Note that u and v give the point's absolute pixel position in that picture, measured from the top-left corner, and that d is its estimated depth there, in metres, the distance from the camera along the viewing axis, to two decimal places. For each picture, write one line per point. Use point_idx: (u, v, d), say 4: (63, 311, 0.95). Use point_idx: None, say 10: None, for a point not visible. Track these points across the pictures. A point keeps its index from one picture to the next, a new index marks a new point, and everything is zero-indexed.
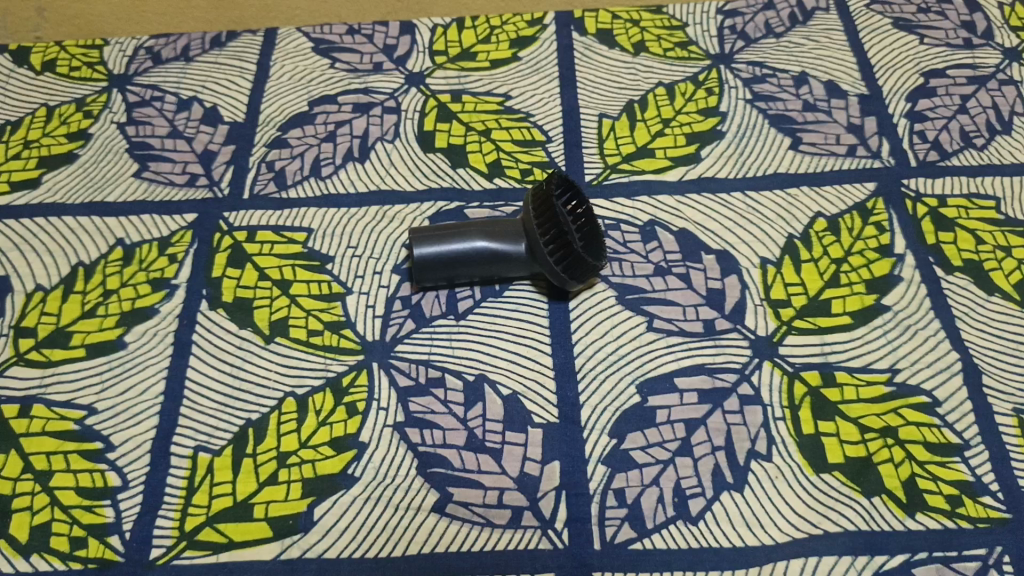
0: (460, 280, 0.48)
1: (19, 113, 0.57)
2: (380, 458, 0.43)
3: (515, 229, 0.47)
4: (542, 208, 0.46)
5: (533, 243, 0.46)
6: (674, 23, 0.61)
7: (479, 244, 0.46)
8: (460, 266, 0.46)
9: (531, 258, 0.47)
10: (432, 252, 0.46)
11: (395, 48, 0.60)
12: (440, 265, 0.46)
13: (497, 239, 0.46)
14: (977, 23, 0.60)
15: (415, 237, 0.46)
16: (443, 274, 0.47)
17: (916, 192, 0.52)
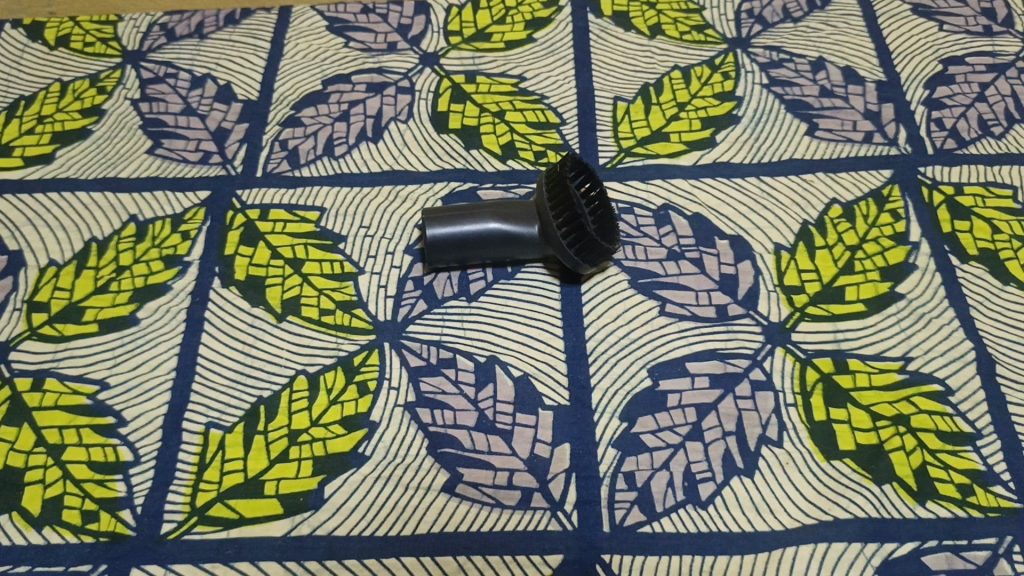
0: (472, 262, 0.47)
1: (33, 89, 0.57)
2: (390, 437, 0.43)
3: (528, 211, 0.47)
4: (556, 190, 0.46)
5: (546, 225, 0.46)
6: (691, 5, 0.60)
7: (492, 225, 0.46)
8: (472, 247, 0.46)
9: (544, 241, 0.46)
10: (445, 232, 0.46)
11: (409, 27, 0.60)
12: (453, 247, 0.46)
13: (510, 221, 0.46)
14: (998, 10, 0.60)
15: (428, 218, 0.46)
16: (455, 255, 0.47)
17: (933, 179, 0.51)
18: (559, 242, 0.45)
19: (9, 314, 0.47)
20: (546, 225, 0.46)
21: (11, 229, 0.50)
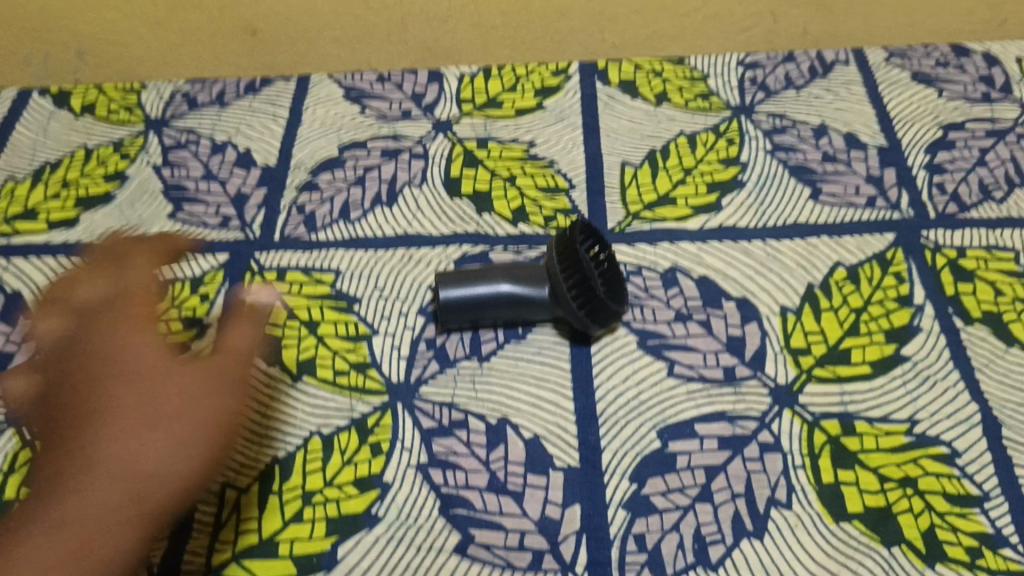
0: (483, 323, 0.49)
1: (60, 155, 0.60)
2: (403, 498, 0.44)
3: (537, 272, 0.48)
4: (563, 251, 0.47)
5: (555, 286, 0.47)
6: (696, 74, 0.63)
7: (504, 286, 0.47)
8: (483, 309, 0.47)
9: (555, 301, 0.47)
10: (456, 294, 0.47)
11: (423, 95, 0.62)
12: (464, 309, 0.47)
13: (520, 283, 0.47)
14: (996, 77, 0.62)
15: (440, 280, 0.47)
16: (466, 316, 0.48)
17: (935, 243, 0.52)
18: (570, 303, 0.46)
19: None
20: (556, 286, 0.47)
21: (35, 291, 0.52)
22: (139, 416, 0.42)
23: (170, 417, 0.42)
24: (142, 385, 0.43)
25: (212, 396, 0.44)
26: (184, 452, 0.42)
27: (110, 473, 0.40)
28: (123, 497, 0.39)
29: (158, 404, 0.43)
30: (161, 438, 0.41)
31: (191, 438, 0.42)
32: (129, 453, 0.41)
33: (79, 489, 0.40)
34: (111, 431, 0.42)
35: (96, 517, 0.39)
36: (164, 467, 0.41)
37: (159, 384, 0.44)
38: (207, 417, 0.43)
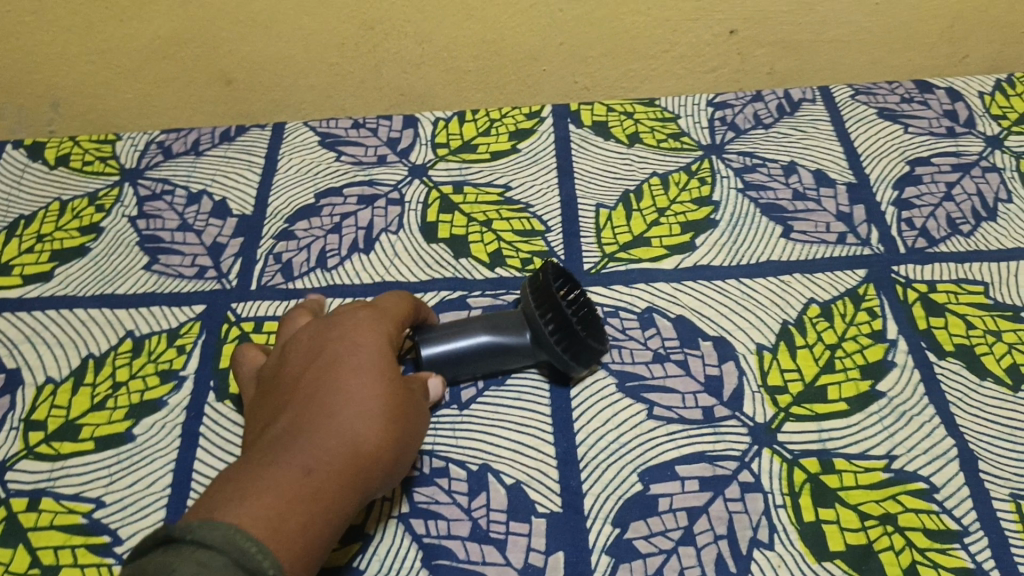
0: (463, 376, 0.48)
1: (34, 208, 0.59)
2: (385, 550, 0.43)
3: (517, 321, 0.48)
4: (540, 296, 0.47)
5: (537, 333, 0.47)
6: (666, 115, 0.64)
7: (481, 338, 0.47)
8: (465, 360, 0.47)
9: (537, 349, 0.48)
10: (433, 349, 0.47)
11: (398, 141, 0.63)
12: (447, 362, 0.47)
13: (500, 331, 0.48)
14: (959, 111, 0.63)
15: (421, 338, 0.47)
16: (448, 370, 0.47)
17: (906, 278, 0.53)
18: (553, 348, 0.46)
19: (6, 434, 0.47)
20: (538, 333, 0.47)
21: (9, 347, 0.51)
22: (368, 411, 0.37)
23: (400, 434, 0.38)
24: (364, 378, 0.38)
25: (422, 414, 0.41)
26: (393, 457, 0.37)
27: (333, 467, 0.35)
28: (335, 494, 0.35)
29: (366, 397, 0.37)
30: (371, 435, 0.36)
31: (401, 450, 0.38)
32: (353, 431, 0.36)
33: (326, 430, 0.36)
34: (325, 437, 0.36)
35: (329, 468, 0.35)
36: (370, 464, 0.36)
37: (403, 386, 0.39)
38: (412, 402, 0.39)
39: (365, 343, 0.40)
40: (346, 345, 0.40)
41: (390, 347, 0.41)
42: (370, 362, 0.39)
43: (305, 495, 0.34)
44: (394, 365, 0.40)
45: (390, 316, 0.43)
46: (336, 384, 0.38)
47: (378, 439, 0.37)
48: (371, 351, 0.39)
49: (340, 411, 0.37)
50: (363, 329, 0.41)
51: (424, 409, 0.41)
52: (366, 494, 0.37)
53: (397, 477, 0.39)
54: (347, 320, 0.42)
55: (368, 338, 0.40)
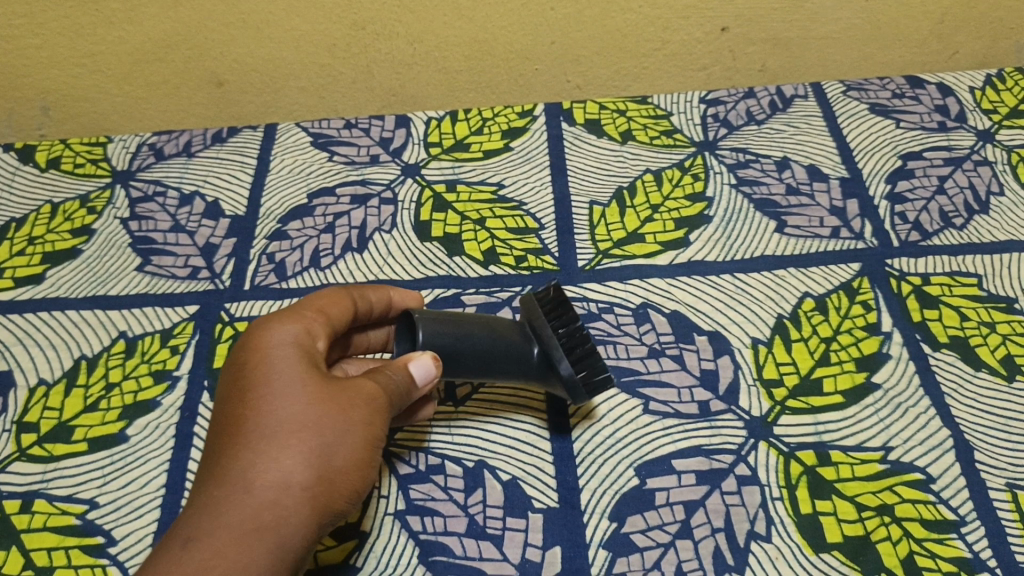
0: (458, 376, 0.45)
1: (25, 211, 0.59)
2: (381, 547, 0.43)
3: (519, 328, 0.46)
4: (554, 314, 0.46)
5: (545, 346, 0.45)
6: (659, 112, 0.64)
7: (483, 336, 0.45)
8: (468, 354, 0.44)
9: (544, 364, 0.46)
10: (440, 340, 0.43)
11: (391, 140, 0.63)
12: (446, 352, 0.44)
13: (505, 333, 0.46)
14: (951, 106, 0.63)
15: (420, 318, 0.44)
16: (446, 363, 0.44)
17: (900, 271, 0.53)
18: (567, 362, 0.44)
19: None
20: (547, 347, 0.45)
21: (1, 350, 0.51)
22: (280, 439, 0.38)
23: (321, 448, 0.38)
24: (273, 404, 0.39)
25: (356, 410, 0.40)
26: (318, 475, 0.38)
27: (249, 505, 0.37)
28: (256, 530, 0.36)
29: (273, 426, 0.38)
30: (283, 465, 0.38)
31: (330, 462, 0.39)
32: (264, 470, 0.37)
33: (236, 469, 0.37)
34: (238, 473, 0.37)
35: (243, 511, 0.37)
36: (294, 491, 0.37)
37: (321, 394, 0.39)
38: (337, 410, 0.39)
39: (273, 357, 0.40)
40: (254, 363, 0.40)
41: (302, 354, 0.41)
42: (280, 381, 0.39)
43: (227, 536, 0.36)
44: (308, 375, 0.40)
45: (306, 312, 0.43)
46: (247, 416, 0.39)
47: (295, 464, 0.38)
48: (282, 366, 0.40)
49: (252, 442, 0.38)
50: (270, 338, 0.41)
51: (362, 404, 0.40)
52: (305, 515, 0.38)
53: (343, 487, 0.39)
54: (257, 327, 0.42)
55: (276, 346, 0.40)
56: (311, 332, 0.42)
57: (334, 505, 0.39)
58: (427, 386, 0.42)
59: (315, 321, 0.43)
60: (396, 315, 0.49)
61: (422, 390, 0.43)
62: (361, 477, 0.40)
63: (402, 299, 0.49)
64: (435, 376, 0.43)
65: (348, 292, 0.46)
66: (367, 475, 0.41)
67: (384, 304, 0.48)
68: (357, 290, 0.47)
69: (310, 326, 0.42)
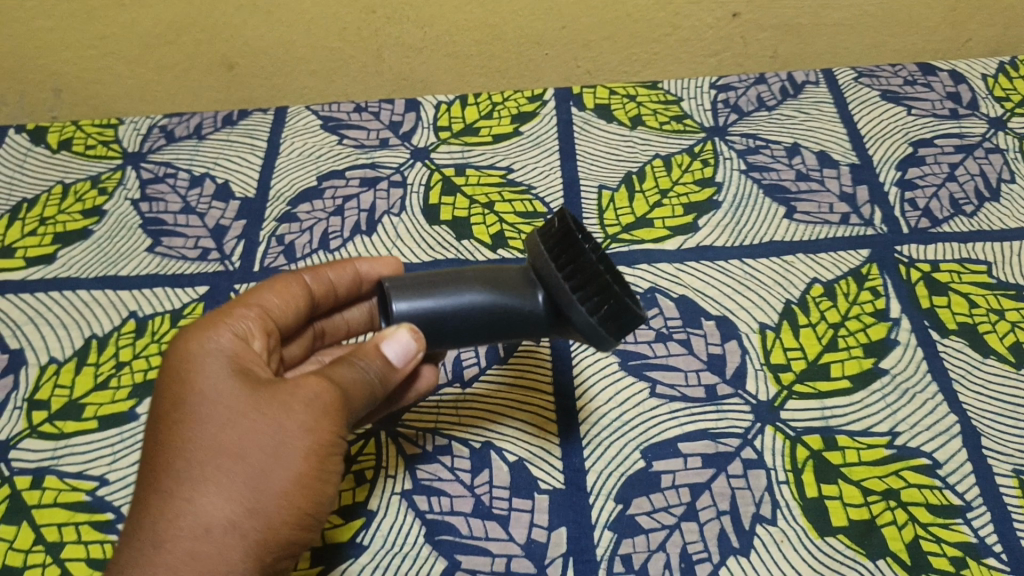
0: (454, 343, 0.39)
1: (36, 191, 0.59)
2: (388, 526, 0.43)
3: (517, 279, 0.40)
4: (558, 249, 0.39)
5: (551, 289, 0.39)
6: (669, 98, 0.64)
7: (477, 294, 0.39)
8: (453, 319, 0.38)
9: (552, 316, 0.39)
10: (423, 304, 0.38)
11: (400, 124, 0.63)
12: (429, 321, 0.38)
13: (499, 288, 0.39)
14: (963, 94, 0.63)
15: (391, 286, 0.38)
16: (432, 334, 0.38)
17: (909, 257, 0.53)
18: (579, 304, 0.37)
19: (9, 413, 0.48)
20: (552, 290, 0.39)
21: (12, 328, 0.51)
22: (208, 463, 0.32)
23: (255, 469, 0.32)
24: (198, 420, 0.33)
25: (296, 413, 0.33)
26: (253, 501, 0.32)
27: (180, 547, 0.31)
28: (194, 575, 0.31)
29: (197, 453, 0.32)
30: (213, 496, 0.31)
31: (268, 484, 0.32)
32: (185, 504, 0.31)
33: (162, 506, 0.32)
34: (162, 512, 0.32)
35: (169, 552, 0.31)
36: (227, 523, 0.31)
37: (254, 401, 0.33)
38: (267, 429, 0.33)
39: (198, 366, 0.34)
40: (177, 374, 0.34)
41: (233, 356, 0.35)
42: (208, 391, 0.34)
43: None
44: (242, 378, 0.34)
45: (240, 308, 0.38)
46: (168, 439, 0.33)
47: (225, 493, 0.32)
48: (211, 374, 0.34)
49: (178, 471, 0.32)
50: (192, 344, 0.35)
51: (303, 404, 0.33)
52: (247, 552, 0.32)
53: (284, 520, 0.32)
54: (176, 336, 0.36)
55: (201, 349, 0.35)
56: (242, 331, 0.37)
57: (280, 537, 0.32)
58: (410, 363, 0.37)
59: (251, 316, 0.38)
60: (369, 288, 0.45)
61: (405, 369, 0.37)
62: (313, 497, 0.33)
63: (370, 269, 0.45)
64: (419, 352, 0.37)
65: (294, 279, 0.41)
66: (317, 497, 0.33)
67: (349, 279, 0.44)
68: (310, 273, 0.42)
69: (243, 324, 0.37)
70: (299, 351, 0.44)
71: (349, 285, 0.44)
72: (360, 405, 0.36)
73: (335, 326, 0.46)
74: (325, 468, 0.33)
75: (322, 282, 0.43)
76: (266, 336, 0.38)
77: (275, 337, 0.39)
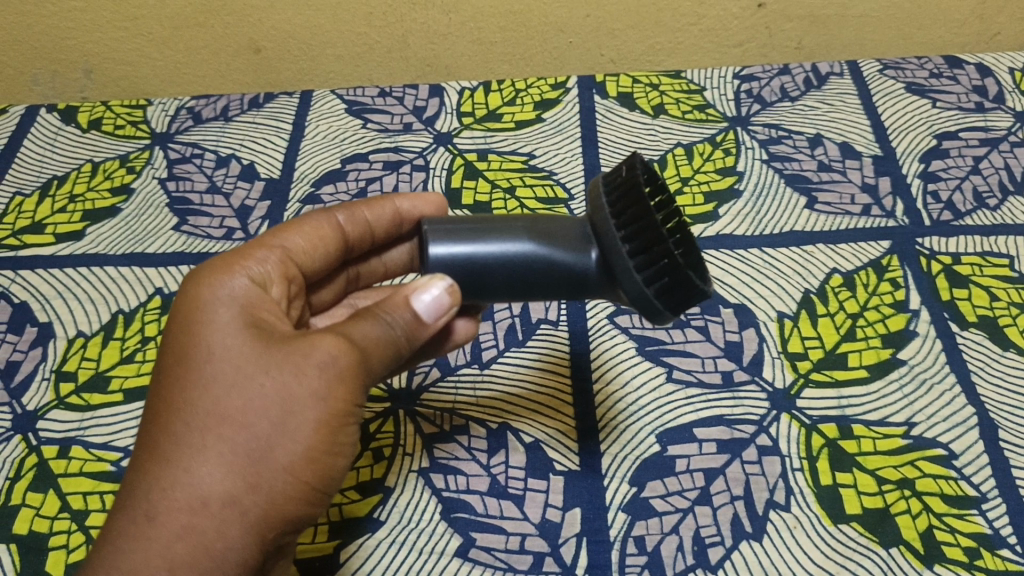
0: (496, 294, 0.38)
1: (66, 169, 0.60)
2: (404, 503, 0.44)
3: (575, 232, 0.38)
4: (621, 203, 0.37)
5: (607, 250, 0.36)
6: (692, 87, 0.64)
7: (526, 246, 0.37)
8: (492, 272, 0.37)
9: (606, 276, 0.37)
10: (466, 254, 0.37)
11: (424, 109, 0.63)
12: (467, 272, 0.37)
13: (547, 241, 0.37)
14: (989, 87, 0.62)
15: (431, 232, 0.37)
16: (470, 286, 0.37)
17: (931, 249, 0.53)
18: (633, 272, 0.35)
19: (37, 384, 0.49)
20: (607, 252, 0.36)
21: (41, 302, 0.52)
22: (209, 431, 0.32)
23: (259, 438, 0.31)
24: (205, 382, 0.32)
25: (307, 378, 0.32)
26: (254, 476, 0.31)
27: (175, 520, 0.31)
28: (189, 548, 0.31)
29: (200, 420, 0.32)
30: (211, 466, 0.31)
31: (270, 456, 0.31)
32: (184, 474, 0.31)
33: (161, 473, 0.32)
34: (160, 479, 0.31)
35: (167, 521, 0.31)
36: (224, 498, 0.31)
37: (264, 364, 0.32)
38: (272, 398, 0.32)
39: (211, 323, 0.34)
40: (189, 329, 0.34)
41: (249, 308, 0.35)
42: (218, 351, 0.33)
43: (158, 557, 0.31)
44: (255, 336, 0.33)
45: (261, 250, 0.38)
46: (173, 402, 0.33)
47: (225, 464, 0.31)
48: (223, 331, 0.34)
49: (179, 435, 0.32)
50: (209, 293, 0.35)
51: (315, 367, 0.32)
52: (246, 526, 0.31)
53: (286, 493, 0.32)
54: (190, 279, 0.36)
55: (216, 301, 0.35)
56: (259, 276, 0.37)
57: (282, 511, 0.32)
58: (442, 318, 0.36)
59: (271, 261, 0.38)
60: (409, 227, 0.45)
61: (435, 325, 0.36)
62: (320, 470, 0.32)
63: (411, 207, 0.44)
64: (452, 307, 0.36)
65: (324, 221, 0.41)
66: (325, 470, 0.33)
67: (388, 217, 0.43)
68: (345, 213, 0.42)
69: (261, 269, 0.37)
70: (331, 297, 0.45)
71: (388, 224, 0.43)
72: (381, 364, 0.34)
73: (372, 270, 0.46)
74: (335, 439, 0.33)
75: (358, 221, 0.42)
76: (285, 283, 0.38)
77: (297, 282, 0.39)
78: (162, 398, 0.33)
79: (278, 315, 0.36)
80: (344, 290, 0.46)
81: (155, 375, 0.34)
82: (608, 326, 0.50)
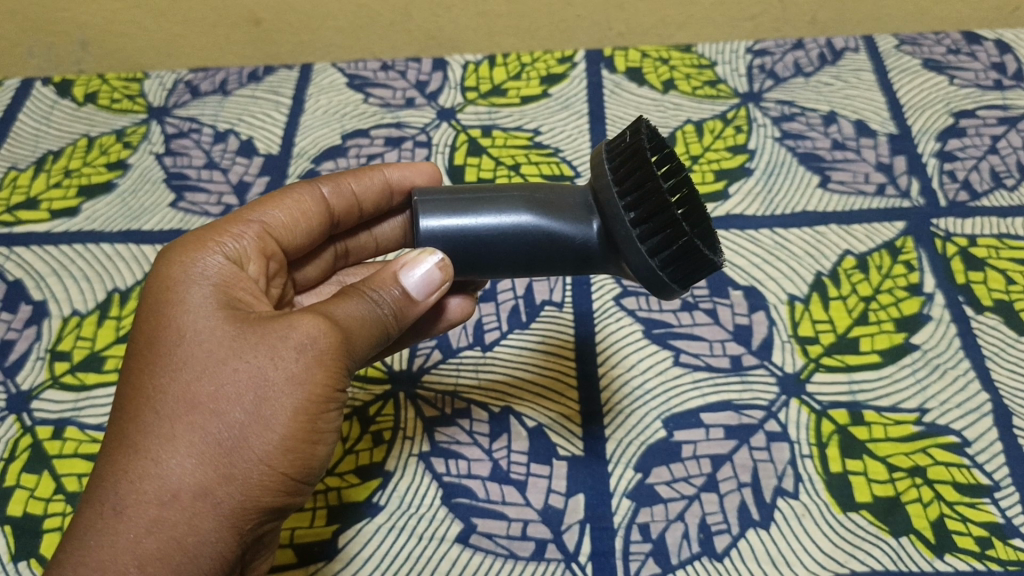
0: (494, 269, 0.37)
1: (61, 143, 0.59)
2: (404, 487, 0.43)
3: (576, 203, 0.36)
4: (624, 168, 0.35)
5: (608, 220, 0.35)
6: (703, 62, 0.62)
7: (524, 219, 0.36)
8: (485, 246, 0.36)
9: (609, 248, 0.36)
10: (459, 227, 0.35)
11: (427, 83, 0.62)
12: (458, 247, 0.36)
13: (545, 213, 0.36)
14: (1008, 64, 0.60)
15: (421, 205, 0.36)
16: (462, 261, 0.36)
17: (946, 231, 0.51)
18: (637, 243, 0.34)
19: (32, 363, 0.48)
20: (609, 221, 0.35)
21: (36, 279, 0.51)
22: (180, 419, 0.31)
23: (233, 426, 0.30)
24: (177, 367, 0.31)
25: (284, 362, 0.31)
26: (229, 466, 0.30)
27: (144, 513, 0.30)
28: (160, 543, 0.30)
29: (172, 408, 0.31)
30: (183, 456, 0.30)
31: (245, 446, 0.30)
32: (155, 465, 0.30)
33: (128, 464, 0.30)
34: (128, 470, 0.30)
35: (136, 514, 0.30)
36: (196, 490, 0.30)
37: (238, 348, 0.31)
38: (248, 383, 0.31)
39: (183, 304, 0.33)
40: (161, 312, 0.33)
41: (223, 288, 0.34)
42: (190, 335, 0.32)
43: (127, 552, 0.29)
44: (230, 318, 0.32)
45: (238, 226, 0.37)
46: (143, 389, 0.31)
47: (196, 454, 0.30)
48: (196, 314, 0.33)
49: (149, 424, 0.31)
50: (181, 273, 0.34)
51: (294, 350, 0.31)
52: (221, 518, 0.30)
53: (264, 485, 0.31)
54: (162, 255, 0.35)
55: (189, 280, 0.34)
56: (234, 253, 0.36)
57: (259, 502, 0.31)
58: (433, 295, 0.35)
59: (248, 237, 0.37)
60: (401, 198, 0.43)
61: (425, 302, 0.35)
62: (298, 460, 0.31)
63: (401, 177, 0.42)
64: (443, 284, 0.35)
65: (308, 194, 0.39)
66: (305, 460, 0.32)
67: (377, 187, 0.42)
68: (331, 184, 0.41)
69: (236, 245, 0.36)
70: (316, 274, 0.44)
71: (376, 195, 0.42)
72: (366, 346, 0.33)
73: (362, 244, 0.45)
74: (314, 426, 0.32)
75: (344, 195, 0.41)
76: (263, 260, 0.37)
77: (276, 259, 0.38)
78: (131, 385, 0.32)
79: (255, 294, 0.35)
80: (332, 266, 0.45)
81: (125, 361, 0.33)
82: (613, 308, 0.49)
